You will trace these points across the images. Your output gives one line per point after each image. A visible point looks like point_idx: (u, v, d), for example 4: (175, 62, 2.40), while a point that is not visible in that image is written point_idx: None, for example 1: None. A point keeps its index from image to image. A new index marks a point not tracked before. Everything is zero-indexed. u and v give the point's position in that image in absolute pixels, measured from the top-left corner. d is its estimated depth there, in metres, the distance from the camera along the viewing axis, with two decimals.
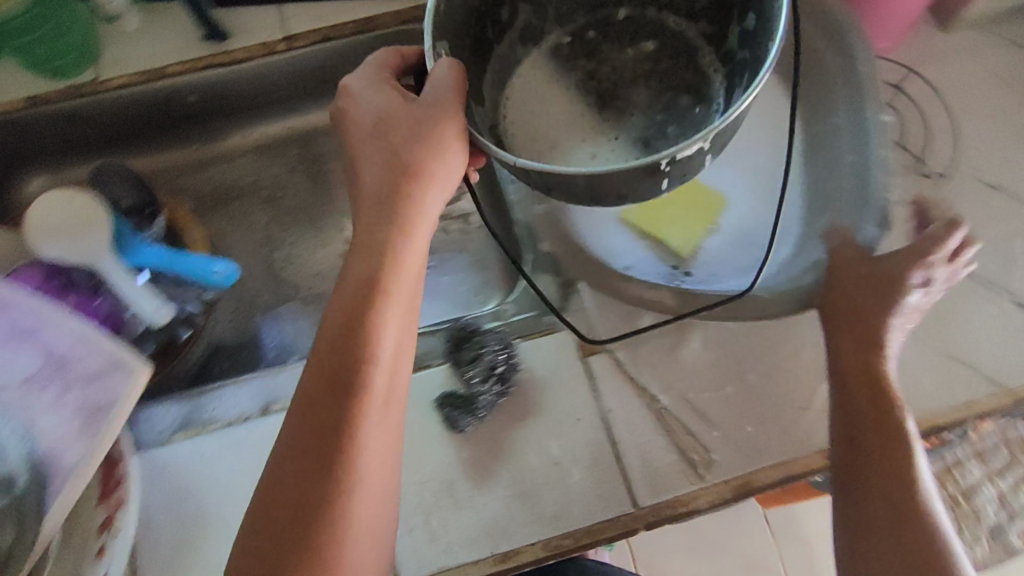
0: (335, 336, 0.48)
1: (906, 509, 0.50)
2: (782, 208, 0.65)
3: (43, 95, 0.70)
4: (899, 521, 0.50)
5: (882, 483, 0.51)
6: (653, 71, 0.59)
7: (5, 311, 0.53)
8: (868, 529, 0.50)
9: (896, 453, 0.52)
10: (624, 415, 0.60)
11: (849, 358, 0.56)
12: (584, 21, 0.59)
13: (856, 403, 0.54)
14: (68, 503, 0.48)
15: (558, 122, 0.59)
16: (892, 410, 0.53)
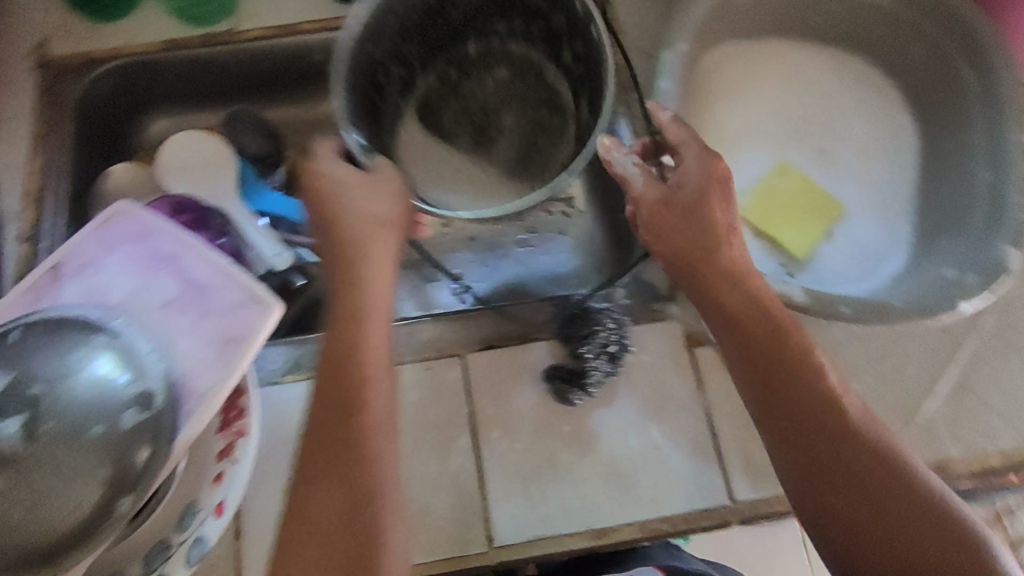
0: (330, 368, 0.47)
1: (844, 432, 0.45)
2: (897, 227, 0.65)
3: (179, 40, 0.73)
4: (841, 448, 0.45)
5: (811, 414, 0.46)
6: (513, 92, 0.69)
7: (148, 238, 0.55)
8: (813, 473, 0.45)
9: (806, 380, 0.47)
10: (727, 408, 0.60)
11: (752, 353, 0.49)
12: (443, 64, 0.68)
13: (752, 339, 0.49)
14: (199, 424, 0.49)
15: (443, 151, 0.69)
16: (820, 389, 0.47)
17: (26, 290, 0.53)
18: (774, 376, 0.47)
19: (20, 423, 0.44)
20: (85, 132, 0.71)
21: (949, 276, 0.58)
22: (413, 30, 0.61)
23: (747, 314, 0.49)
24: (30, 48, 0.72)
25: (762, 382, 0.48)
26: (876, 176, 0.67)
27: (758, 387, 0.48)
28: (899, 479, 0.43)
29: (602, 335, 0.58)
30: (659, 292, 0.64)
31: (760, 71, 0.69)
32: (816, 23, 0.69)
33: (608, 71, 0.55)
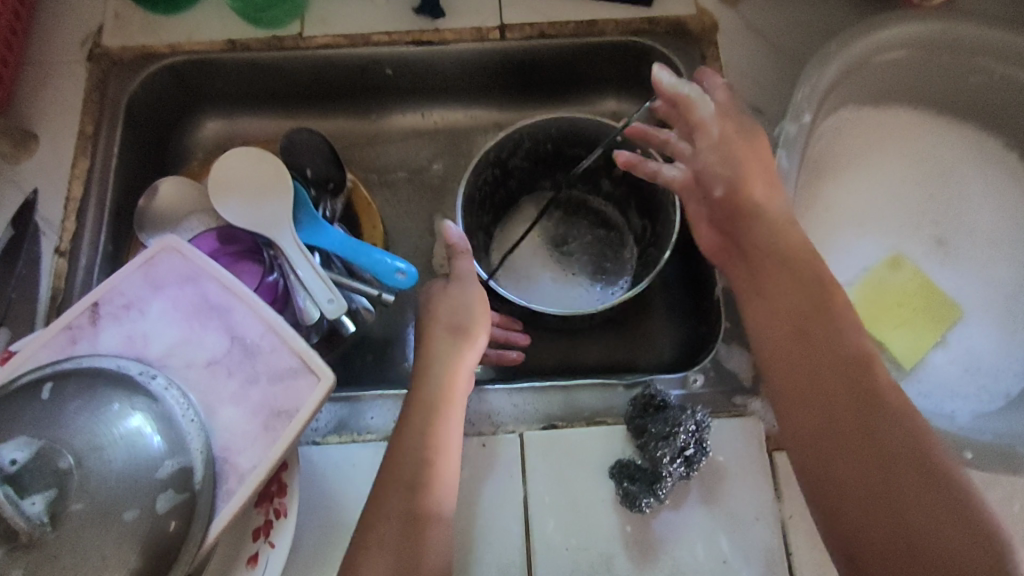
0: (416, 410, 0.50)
1: (865, 392, 0.42)
2: (1020, 336, 0.57)
3: (242, 40, 0.67)
4: (857, 409, 0.42)
5: (834, 368, 0.43)
6: (574, 227, 0.72)
7: (195, 282, 0.51)
8: (822, 430, 0.42)
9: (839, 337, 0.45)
10: (807, 525, 0.54)
11: (787, 301, 0.48)
12: (510, 216, 0.73)
13: (791, 292, 0.48)
14: (237, 508, 0.45)
15: (534, 272, 0.70)
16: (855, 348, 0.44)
17: (61, 330, 0.48)
18: (805, 329, 0.46)
19: (46, 500, 0.39)
20: (133, 135, 0.66)
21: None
22: (485, 201, 0.69)
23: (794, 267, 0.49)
24: (83, 37, 0.67)
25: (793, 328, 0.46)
26: (999, 274, 0.59)
27: (788, 337, 0.46)
28: (909, 442, 0.40)
29: (680, 438, 0.52)
30: (740, 384, 0.59)
31: (881, 143, 0.62)
32: (952, 96, 0.62)
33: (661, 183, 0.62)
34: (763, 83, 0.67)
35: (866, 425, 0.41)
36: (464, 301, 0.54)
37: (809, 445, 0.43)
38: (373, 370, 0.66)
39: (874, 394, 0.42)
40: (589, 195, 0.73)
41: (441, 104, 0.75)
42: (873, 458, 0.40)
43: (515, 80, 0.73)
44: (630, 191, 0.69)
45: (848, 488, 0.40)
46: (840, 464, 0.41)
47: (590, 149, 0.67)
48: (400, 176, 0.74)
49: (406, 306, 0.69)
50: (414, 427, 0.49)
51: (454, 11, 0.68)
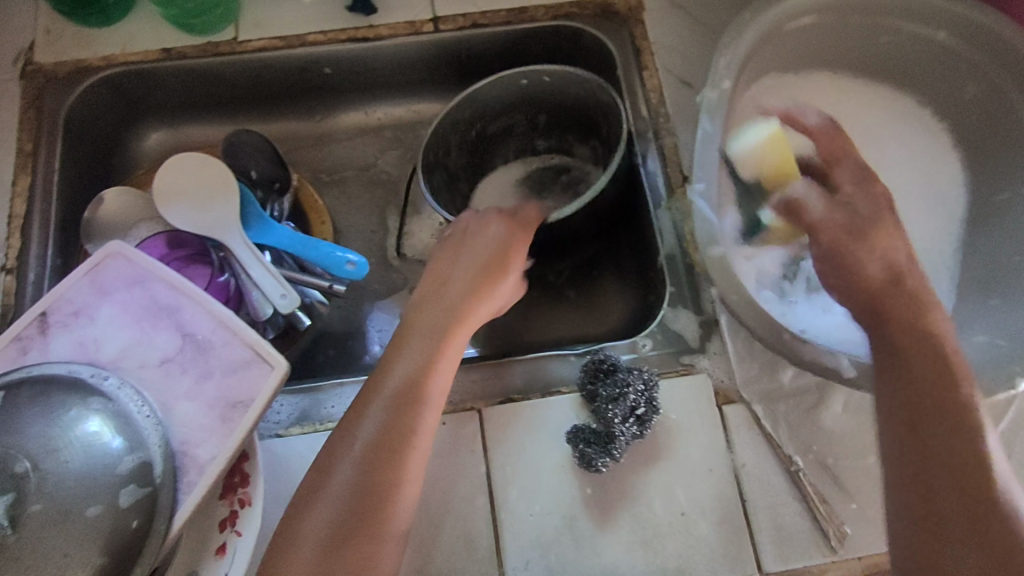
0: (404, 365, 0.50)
1: (986, 497, 0.39)
2: (939, 281, 0.62)
3: (178, 48, 0.68)
4: (984, 519, 0.38)
5: (984, 478, 0.39)
6: (544, 191, 0.74)
7: (144, 285, 0.51)
8: (937, 533, 0.39)
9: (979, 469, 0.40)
10: (757, 472, 0.57)
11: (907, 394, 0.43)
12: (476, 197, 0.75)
13: (947, 400, 0.42)
14: (199, 498, 0.45)
15: None
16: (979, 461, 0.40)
17: (10, 342, 0.49)
18: (936, 428, 0.41)
19: (5, 505, 0.40)
20: (75, 150, 0.66)
21: (982, 341, 0.55)
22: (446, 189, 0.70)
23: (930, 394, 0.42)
24: (15, 55, 0.67)
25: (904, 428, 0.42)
26: (920, 227, 0.64)
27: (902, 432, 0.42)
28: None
29: (631, 397, 0.55)
30: (688, 345, 0.61)
31: (804, 109, 0.66)
32: (867, 57, 0.65)
33: (575, 83, 0.65)
34: (691, 56, 0.70)
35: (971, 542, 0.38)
36: (490, 244, 0.58)
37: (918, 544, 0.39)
38: (334, 362, 0.68)
39: (986, 509, 0.38)
40: (531, 158, 0.76)
41: (384, 99, 0.76)
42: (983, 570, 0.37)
43: (452, 70, 0.74)
44: (559, 128, 0.73)
45: None
46: (956, 558, 0.38)
47: (506, 112, 0.71)
48: (349, 173, 0.76)
49: (365, 298, 0.70)
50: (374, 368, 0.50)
51: (387, 7, 0.70)
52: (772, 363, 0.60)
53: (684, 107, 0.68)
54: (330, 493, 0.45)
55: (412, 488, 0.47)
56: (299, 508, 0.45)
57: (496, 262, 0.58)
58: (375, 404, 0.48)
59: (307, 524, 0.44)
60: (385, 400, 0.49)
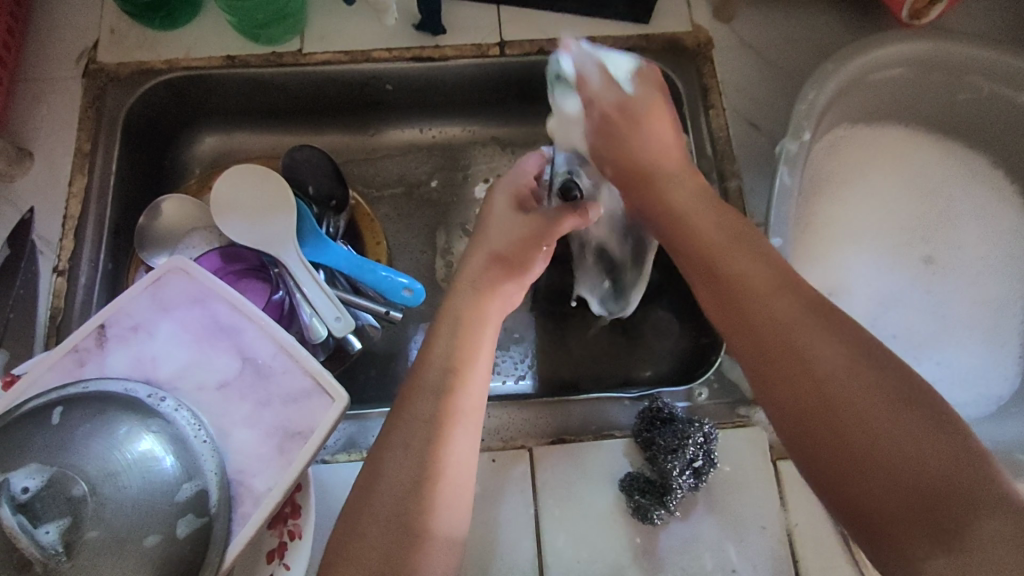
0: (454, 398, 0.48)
1: (818, 372, 0.36)
2: (1005, 349, 0.60)
3: (241, 56, 0.67)
4: (797, 358, 0.37)
5: (822, 358, 0.36)
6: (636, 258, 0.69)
7: (204, 303, 0.50)
8: (780, 407, 0.37)
9: (776, 320, 0.38)
10: (811, 533, 0.56)
11: (700, 279, 0.43)
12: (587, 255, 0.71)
13: (761, 301, 0.39)
14: (253, 531, 0.44)
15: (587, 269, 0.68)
16: (771, 307, 0.39)
17: (67, 353, 0.48)
18: (757, 337, 0.39)
19: (60, 529, 0.37)
20: (131, 151, 0.65)
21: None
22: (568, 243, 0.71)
23: (727, 266, 0.42)
24: (79, 53, 0.66)
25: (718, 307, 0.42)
26: (989, 290, 0.63)
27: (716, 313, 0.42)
28: (849, 406, 0.35)
29: (690, 450, 0.53)
30: (745, 395, 0.60)
31: (872, 160, 0.65)
32: (944, 112, 0.65)
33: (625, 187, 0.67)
34: (758, 98, 0.69)
35: (797, 394, 0.36)
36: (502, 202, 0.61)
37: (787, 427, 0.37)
38: (377, 385, 0.66)
39: (800, 352, 0.37)
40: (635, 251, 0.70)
41: (440, 118, 0.75)
42: (823, 416, 0.35)
43: (513, 94, 0.73)
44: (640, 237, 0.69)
45: (832, 471, 0.35)
46: (835, 450, 0.34)
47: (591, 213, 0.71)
48: (400, 190, 0.74)
49: (410, 320, 0.69)
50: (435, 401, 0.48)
51: (454, 28, 0.69)
52: None
53: (750, 149, 0.67)
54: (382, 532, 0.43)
55: (452, 515, 0.45)
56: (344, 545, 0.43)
57: (507, 214, 0.60)
58: (423, 435, 0.46)
59: (356, 557, 0.42)
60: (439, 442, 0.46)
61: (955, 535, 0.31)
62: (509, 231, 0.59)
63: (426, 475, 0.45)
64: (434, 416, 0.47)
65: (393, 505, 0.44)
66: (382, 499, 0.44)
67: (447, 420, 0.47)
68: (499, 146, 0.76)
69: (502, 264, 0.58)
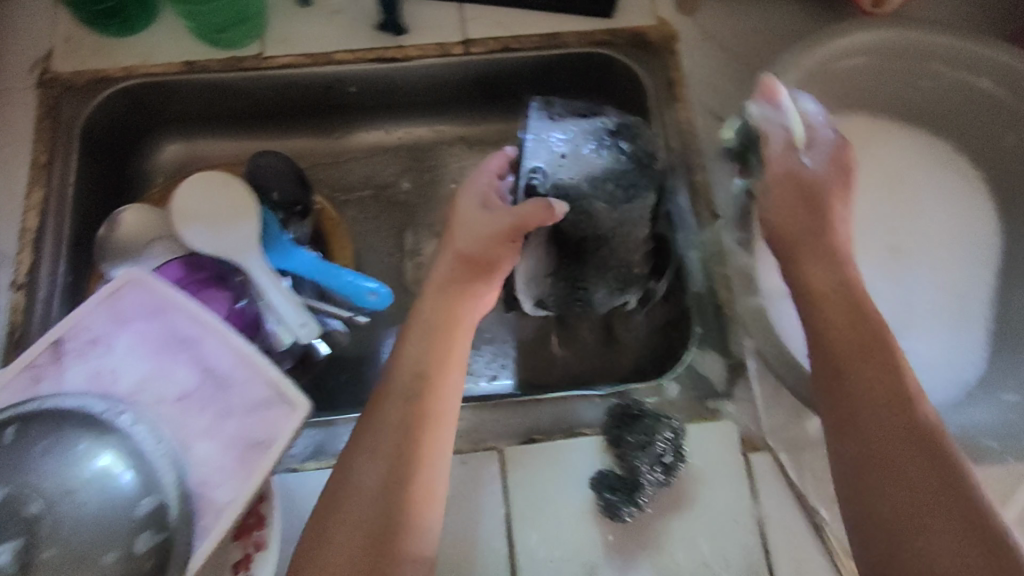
0: (414, 402, 0.48)
1: (910, 476, 0.40)
2: (972, 334, 0.61)
3: (201, 62, 0.66)
4: (896, 458, 0.41)
5: (884, 438, 0.41)
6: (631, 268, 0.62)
7: (163, 315, 0.49)
8: (864, 489, 0.41)
9: (888, 416, 0.42)
10: (782, 524, 0.56)
11: (814, 354, 0.47)
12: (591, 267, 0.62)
13: (855, 371, 0.44)
14: (215, 544, 0.43)
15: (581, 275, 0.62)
16: (890, 403, 0.42)
17: (23, 370, 0.47)
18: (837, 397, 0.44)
19: (14, 550, 0.37)
20: (90, 161, 0.64)
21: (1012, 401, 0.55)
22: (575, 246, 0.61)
23: (842, 347, 0.45)
24: (33, 63, 0.65)
25: (825, 379, 0.45)
26: (955, 277, 0.63)
27: (824, 388, 0.45)
28: (934, 514, 0.38)
29: (658, 446, 0.53)
30: (714, 388, 0.60)
31: None
32: (906, 100, 0.65)
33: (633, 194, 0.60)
34: (722, 90, 0.69)
35: (887, 490, 0.40)
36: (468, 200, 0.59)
37: (858, 507, 0.41)
38: (348, 390, 0.66)
39: (903, 453, 0.40)
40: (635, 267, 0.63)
41: (407, 119, 0.75)
42: (904, 515, 0.39)
43: (478, 92, 0.73)
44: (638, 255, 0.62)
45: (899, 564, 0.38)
46: (908, 548, 0.38)
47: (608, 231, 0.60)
48: (367, 193, 0.74)
49: (380, 324, 0.69)
50: (400, 405, 0.48)
51: (417, 28, 0.68)
52: (797, 413, 0.59)
53: (715, 142, 0.67)
54: (344, 539, 0.43)
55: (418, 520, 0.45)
56: (309, 554, 0.43)
57: (473, 213, 0.58)
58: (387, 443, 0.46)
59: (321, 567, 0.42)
60: (401, 448, 0.46)
61: None
62: (475, 229, 0.56)
63: (389, 477, 0.45)
64: (398, 421, 0.47)
65: (357, 510, 0.44)
66: (347, 504, 0.44)
67: (410, 424, 0.47)
68: (466, 146, 0.76)
69: (471, 264, 0.56)
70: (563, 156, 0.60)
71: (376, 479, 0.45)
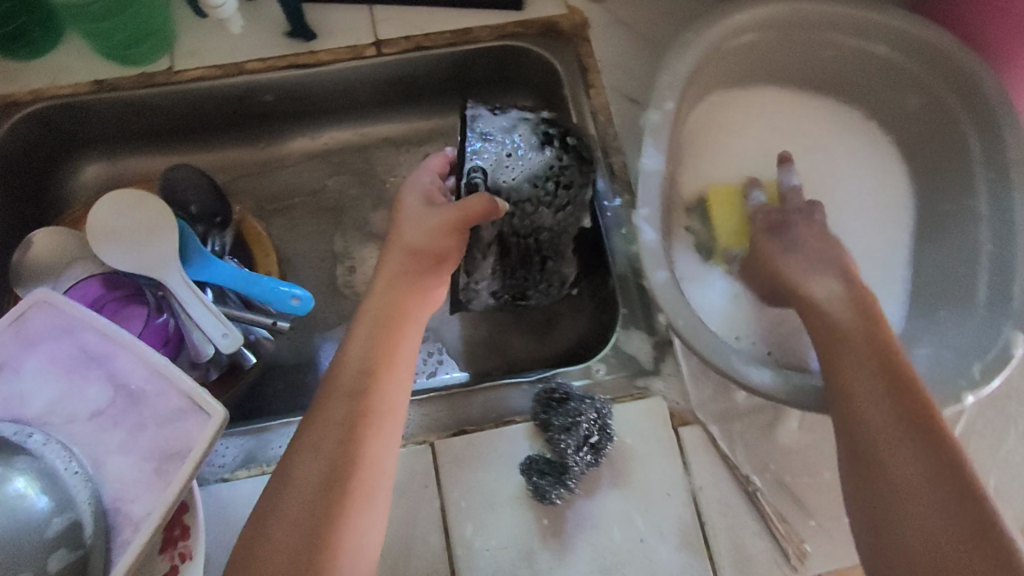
0: (331, 401, 0.48)
1: (906, 447, 0.41)
2: (885, 295, 0.63)
3: (111, 80, 0.66)
4: (894, 428, 0.42)
5: (884, 421, 0.43)
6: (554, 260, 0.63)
7: (72, 334, 0.49)
8: (863, 454, 0.42)
9: (893, 391, 0.44)
10: (715, 494, 0.57)
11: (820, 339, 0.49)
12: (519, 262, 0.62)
13: (854, 363, 0.46)
14: (133, 558, 0.43)
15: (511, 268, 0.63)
16: (895, 382, 0.44)
17: None
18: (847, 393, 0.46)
19: None
20: (4, 187, 0.63)
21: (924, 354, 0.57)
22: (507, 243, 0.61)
23: (843, 331, 0.48)
24: None
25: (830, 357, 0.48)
26: (867, 243, 0.65)
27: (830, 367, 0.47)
28: (927, 484, 0.40)
29: (583, 426, 0.54)
30: (642, 366, 0.61)
31: (746, 129, 0.68)
32: (812, 72, 0.67)
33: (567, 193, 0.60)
34: (636, 74, 0.70)
35: (884, 456, 0.42)
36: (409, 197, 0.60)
37: (855, 471, 0.43)
38: (285, 399, 0.66)
39: (903, 424, 0.42)
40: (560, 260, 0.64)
41: (331, 124, 0.75)
42: (897, 481, 0.40)
43: (397, 92, 0.73)
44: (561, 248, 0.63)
45: (887, 524, 0.40)
46: (899, 510, 0.39)
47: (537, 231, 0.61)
48: (294, 200, 0.74)
49: (314, 330, 0.69)
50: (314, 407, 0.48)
51: (329, 31, 0.68)
52: (725, 384, 0.60)
53: (631, 125, 0.68)
54: (264, 543, 0.43)
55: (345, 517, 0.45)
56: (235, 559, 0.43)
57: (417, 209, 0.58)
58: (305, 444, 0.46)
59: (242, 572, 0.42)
60: (320, 447, 0.46)
61: None
62: (423, 222, 0.57)
63: (308, 476, 0.45)
64: (316, 421, 0.47)
65: (276, 513, 0.44)
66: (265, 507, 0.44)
67: (328, 424, 0.47)
68: (392, 147, 0.76)
69: (419, 258, 0.56)
70: (507, 156, 0.59)
71: (294, 480, 0.45)
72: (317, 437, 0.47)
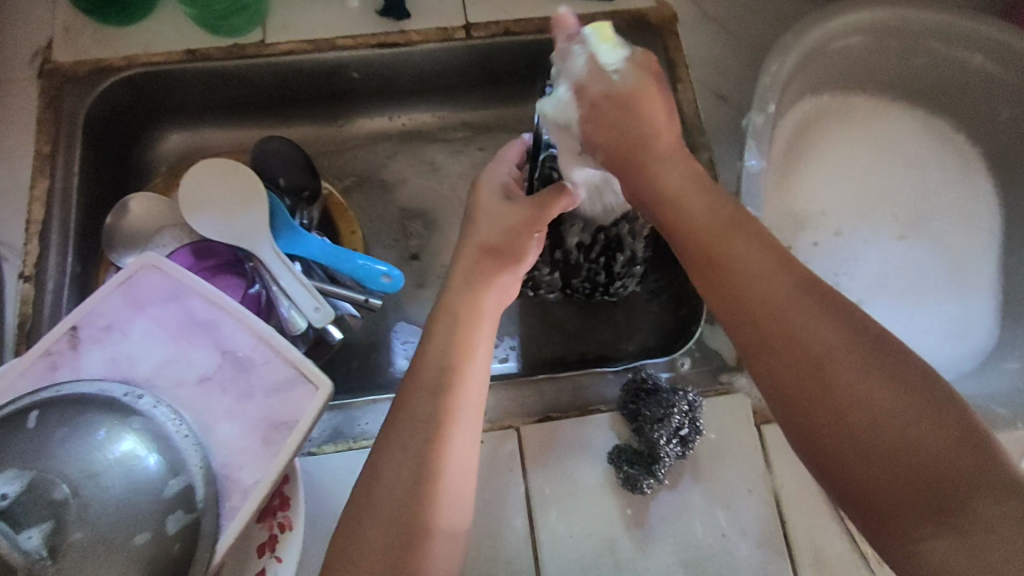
0: (434, 379, 0.48)
1: (818, 352, 0.38)
2: (981, 298, 0.62)
3: (203, 50, 0.66)
4: (781, 340, 0.39)
5: (774, 338, 0.39)
6: (614, 276, 0.66)
7: (179, 299, 0.49)
8: (781, 383, 0.39)
9: (757, 300, 0.40)
10: (797, 493, 0.57)
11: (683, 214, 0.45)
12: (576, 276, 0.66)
13: (737, 267, 0.42)
14: (242, 525, 0.43)
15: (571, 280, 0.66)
16: (765, 287, 0.40)
17: (39, 357, 0.46)
18: (804, 385, 0.38)
19: (43, 533, 0.36)
20: (94, 150, 0.64)
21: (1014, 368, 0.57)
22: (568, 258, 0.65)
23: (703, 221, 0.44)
24: (34, 53, 0.65)
25: (706, 260, 0.43)
26: (961, 247, 0.64)
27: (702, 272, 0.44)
28: (841, 400, 0.37)
29: (675, 419, 0.55)
30: (725, 363, 0.61)
31: (837, 133, 0.67)
32: (901, 79, 0.67)
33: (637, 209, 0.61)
34: (725, 71, 0.69)
35: (787, 376, 0.38)
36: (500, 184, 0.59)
37: (785, 405, 0.39)
38: (359, 377, 0.66)
39: (790, 333, 0.39)
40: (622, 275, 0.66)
41: (409, 105, 0.75)
42: (807, 399, 0.38)
43: (479, 77, 0.73)
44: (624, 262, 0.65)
45: (825, 445, 0.37)
46: (835, 433, 0.37)
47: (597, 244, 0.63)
48: (370, 179, 0.74)
49: (389, 310, 0.69)
50: (424, 391, 0.48)
51: (420, 12, 0.68)
52: None
53: (719, 122, 0.68)
54: (373, 517, 0.43)
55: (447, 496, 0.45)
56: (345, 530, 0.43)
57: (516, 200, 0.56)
58: (415, 426, 0.46)
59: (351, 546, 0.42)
60: (424, 426, 0.46)
61: (952, 504, 0.33)
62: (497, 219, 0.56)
63: (416, 456, 0.45)
64: (420, 400, 0.47)
65: (384, 489, 0.44)
66: (374, 482, 0.45)
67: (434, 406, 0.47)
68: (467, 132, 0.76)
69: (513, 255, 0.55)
70: None
71: (399, 455, 0.45)
72: (421, 416, 0.47)
